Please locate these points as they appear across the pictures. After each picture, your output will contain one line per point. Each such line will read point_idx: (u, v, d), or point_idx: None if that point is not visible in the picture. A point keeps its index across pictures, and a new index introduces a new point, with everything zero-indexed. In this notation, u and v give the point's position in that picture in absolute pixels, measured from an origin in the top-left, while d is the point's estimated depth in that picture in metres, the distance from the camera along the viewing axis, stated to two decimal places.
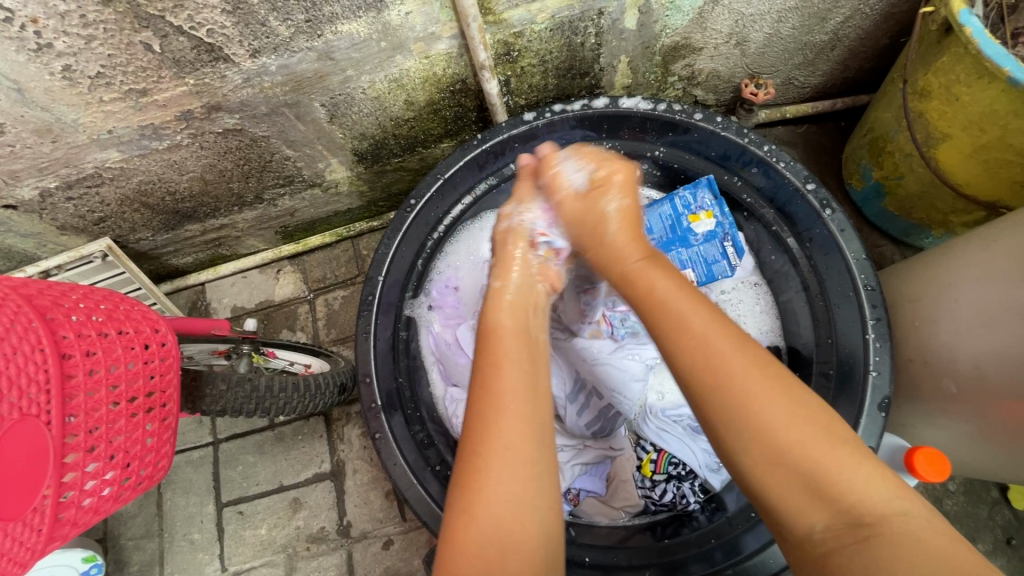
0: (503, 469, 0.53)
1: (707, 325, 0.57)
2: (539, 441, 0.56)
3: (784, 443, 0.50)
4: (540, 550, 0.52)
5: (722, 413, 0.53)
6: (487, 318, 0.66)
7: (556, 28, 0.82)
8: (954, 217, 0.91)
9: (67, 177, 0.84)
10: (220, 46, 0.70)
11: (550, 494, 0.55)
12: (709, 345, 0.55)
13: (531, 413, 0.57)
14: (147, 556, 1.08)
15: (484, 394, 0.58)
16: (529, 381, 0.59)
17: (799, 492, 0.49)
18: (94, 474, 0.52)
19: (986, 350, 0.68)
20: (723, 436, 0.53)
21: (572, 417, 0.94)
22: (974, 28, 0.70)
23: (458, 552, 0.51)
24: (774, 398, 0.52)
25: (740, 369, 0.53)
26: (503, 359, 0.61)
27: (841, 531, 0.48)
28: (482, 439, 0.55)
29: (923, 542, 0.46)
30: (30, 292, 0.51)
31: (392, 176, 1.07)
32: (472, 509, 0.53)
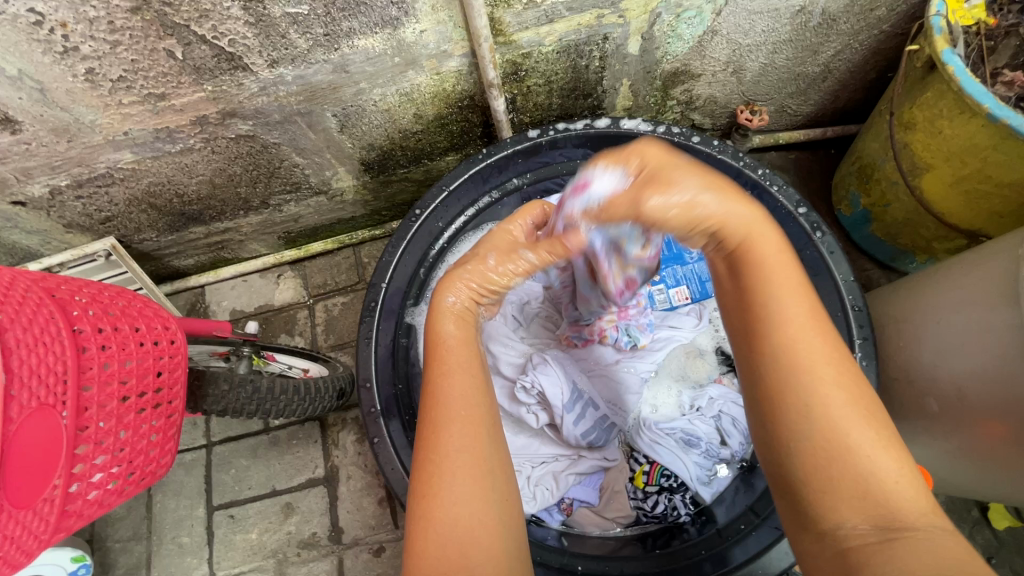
0: (457, 473, 0.54)
1: (793, 304, 0.50)
2: (485, 438, 0.57)
3: (847, 440, 0.47)
4: (501, 542, 0.53)
5: (795, 405, 0.48)
6: (432, 330, 0.64)
7: (563, 51, 0.85)
8: (937, 243, 0.95)
9: (79, 176, 0.86)
10: (240, 55, 0.73)
11: (501, 490, 0.56)
12: (782, 327, 0.50)
13: (477, 415, 0.58)
14: (134, 559, 1.07)
15: (432, 399, 0.58)
16: (474, 386, 0.60)
17: (836, 488, 0.47)
18: (101, 467, 0.53)
19: (967, 370, 0.71)
20: (778, 423, 0.49)
21: (570, 425, 0.91)
22: (956, 67, 0.75)
23: (420, 556, 0.52)
24: (850, 399, 0.48)
25: (815, 360, 0.49)
26: (447, 367, 0.61)
27: (867, 532, 0.45)
28: (433, 444, 0.56)
29: (948, 540, 0.43)
30: (49, 285, 0.53)
31: (397, 187, 1.09)
32: (430, 512, 0.53)
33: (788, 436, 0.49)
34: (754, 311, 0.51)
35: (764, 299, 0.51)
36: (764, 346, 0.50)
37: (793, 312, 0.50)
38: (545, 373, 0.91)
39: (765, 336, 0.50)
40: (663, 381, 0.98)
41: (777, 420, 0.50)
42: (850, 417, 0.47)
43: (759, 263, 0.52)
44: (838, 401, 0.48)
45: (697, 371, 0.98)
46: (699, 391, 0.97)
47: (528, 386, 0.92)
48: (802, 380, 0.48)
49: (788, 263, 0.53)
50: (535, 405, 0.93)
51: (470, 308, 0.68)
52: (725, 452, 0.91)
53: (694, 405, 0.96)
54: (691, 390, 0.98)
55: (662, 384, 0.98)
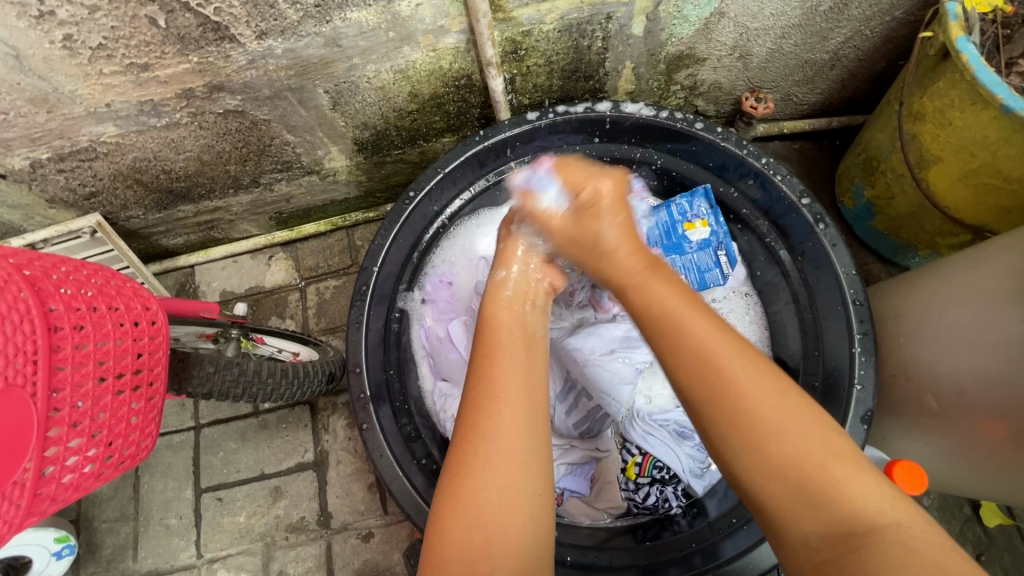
0: (493, 458, 0.54)
1: (713, 333, 0.55)
2: (527, 427, 0.55)
3: (781, 454, 0.49)
4: (528, 532, 0.52)
5: (728, 424, 0.51)
6: (484, 312, 0.66)
7: (565, 29, 0.82)
8: (940, 238, 0.94)
9: (60, 149, 0.83)
10: (226, 25, 0.69)
11: (538, 482, 0.54)
12: (714, 357, 0.54)
13: (522, 403, 0.56)
14: (121, 539, 1.06)
15: (483, 385, 0.58)
16: (527, 374, 0.59)
17: (791, 503, 0.49)
18: (76, 450, 0.51)
19: (968, 368, 0.69)
20: (731, 451, 0.52)
21: (561, 415, 0.96)
22: (971, 55, 0.73)
23: (446, 536, 0.52)
24: (775, 411, 0.51)
25: (746, 379, 0.52)
26: (498, 352, 0.61)
27: (835, 541, 0.46)
28: (476, 430, 0.55)
29: (917, 539, 0.44)
30: (19, 261, 0.50)
31: (392, 168, 1.07)
32: (460, 493, 0.53)
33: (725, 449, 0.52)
34: (692, 347, 0.54)
35: (686, 330, 0.55)
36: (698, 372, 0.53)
37: (711, 341, 0.54)
38: None
39: (700, 365, 0.54)
40: (658, 372, 0.96)
41: (711, 427, 0.53)
42: (785, 424, 0.51)
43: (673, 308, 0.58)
44: (777, 417, 0.51)
45: None
46: None
47: None
48: (730, 405, 0.52)
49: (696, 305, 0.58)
50: None
51: (524, 298, 0.69)
52: None
53: None
54: None
55: (657, 375, 0.96)
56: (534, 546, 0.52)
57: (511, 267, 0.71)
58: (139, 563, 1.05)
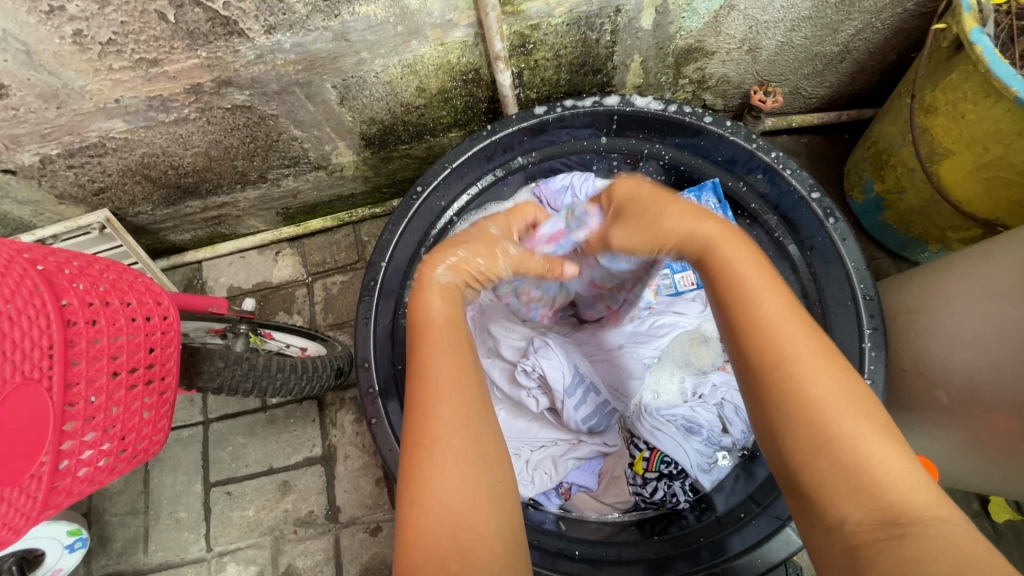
0: (447, 457, 0.53)
1: (779, 306, 0.51)
2: (475, 421, 0.56)
3: (833, 433, 0.46)
4: (495, 530, 0.52)
5: (781, 397, 0.48)
6: (419, 309, 0.63)
7: (573, 23, 0.81)
8: (951, 233, 0.93)
9: (70, 145, 0.83)
10: (235, 20, 0.69)
11: (495, 475, 0.55)
12: (772, 326, 0.50)
13: (467, 398, 0.56)
14: (132, 533, 1.07)
15: (419, 382, 0.57)
16: (464, 366, 0.59)
17: (838, 484, 0.45)
18: (91, 444, 0.52)
19: (980, 363, 0.69)
20: (778, 415, 0.48)
21: (570, 410, 0.90)
22: (985, 47, 0.72)
23: (413, 544, 0.51)
24: (834, 390, 0.48)
25: (806, 355, 0.49)
26: (435, 345, 0.59)
27: (874, 527, 0.43)
28: (422, 427, 0.55)
29: (958, 535, 0.42)
30: (34, 256, 0.50)
31: (398, 163, 1.07)
32: (420, 497, 0.52)
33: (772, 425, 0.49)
34: (750, 313, 0.51)
35: (753, 302, 0.52)
36: (753, 340, 0.51)
37: (768, 310, 0.51)
38: (547, 357, 0.90)
39: (747, 334, 0.51)
40: (666, 367, 0.96)
41: (767, 395, 0.49)
42: (840, 403, 0.47)
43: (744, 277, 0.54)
44: (830, 391, 0.47)
45: (701, 358, 0.96)
46: (703, 378, 0.95)
47: (529, 369, 0.91)
48: (785, 378, 0.48)
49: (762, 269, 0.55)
50: (535, 388, 0.92)
51: (460, 286, 0.66)
52: (727, 440, 0.91)
53: (697, 392, 0.95)
54: (694, 376, 0.96)
55: (665, 370, 0.96)
56: (501, 534, 0.52)
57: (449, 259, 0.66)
58: (150, 556, 1.06)
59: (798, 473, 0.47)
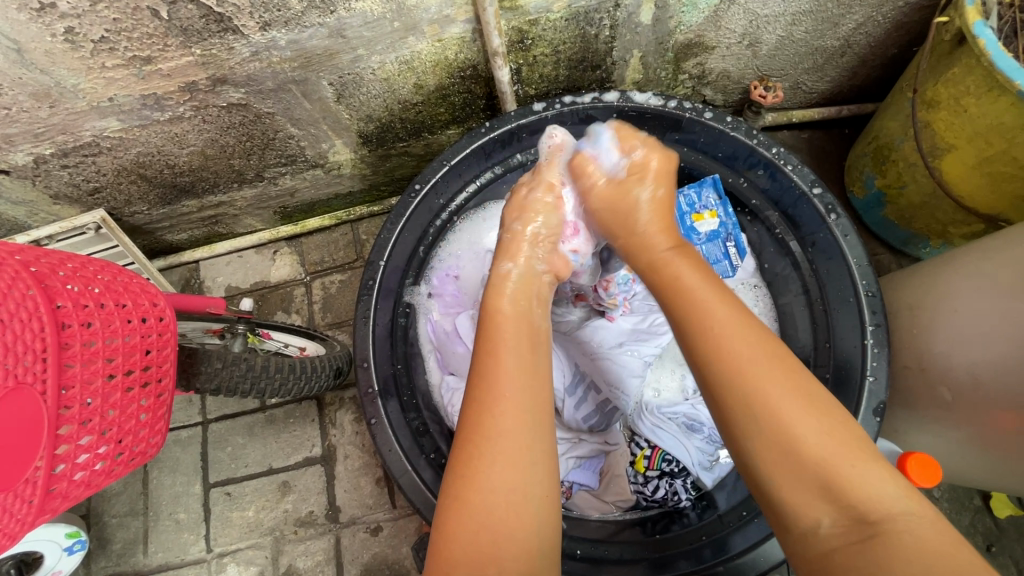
0: (498, 459, 0.53)
1: (728, 320, 0.55)
2: (532, 424, 0.54)
3: (805, 443, 0.48)
4: (535, 540, 0.51)
5: (750, 415, 0.50)
6: (488, 306, 0.64)
7: (572, 18, 0.81)
8: (953, 228, 0.93)
9: (64, 144, 0.82)
10: (229, 16, 0.68)
11: (542, 486, 0.53)
12: (725, 339, 0.53)
13: (526, 401, 0.55)
14: (131, 534, 1.07)
15: (483, 382, 0.56)
16: (528, 372, 0.57)
17: (810, 494, 0.48)
18: (87, 448, 0.51)
19: (983, 360, 0.69)
20: (747, 439, 0.50)
21: (570, 409, 0.94)
22: (988, 41, 0.71)
23: (450, 539, 0.51)
24: (797, 396, 0.50)
25: (767, 365, 0.52)
26: (500, 347, 0.59)
27: (846, 529, 0.46)
28: (479, 427, 0.54)
29: (923, 530, 0.45)
30: (25, 258, 0.50)
31: (397, 161, 1.06)
32: (466, 495, 0.52)
33: (743, 442, 0.51)
34: (704, 332, 0.54)
35: (711, 322, 0.55)
36: (704, 356, 0.54)
37: (734, 337, 0.53)
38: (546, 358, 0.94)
39: (710, 349, 0.53)
40: (666, 364, 0.97)
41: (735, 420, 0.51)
42: (804, 415, 0.49)
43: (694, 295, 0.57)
44: (792, 404, 0.50)
45: None
46: None
47: None
48: (754, 401, 0.50)
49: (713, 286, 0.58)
50: None
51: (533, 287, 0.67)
52: None
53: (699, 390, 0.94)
54: None
55: (666, 368, 0.96)
56: (543, 543, 0.52)
57: (517, 259, 0.68)
58: (150, 557, 1.06)
59: (765, 484, 0.50)
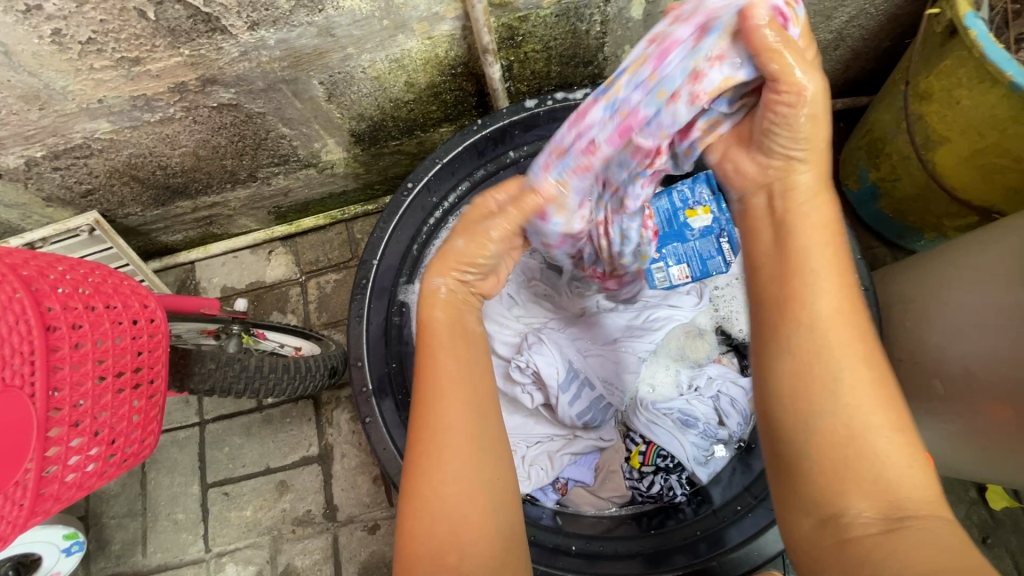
0: (450, 453, 0.54)
1: (830, 297, 0.52)
2: (478, 416, 0.56)
3: (853, 428, 0.48)
4: (493, 525, 0.53)
5: (808, 386, 0.50)
6: (421, 309, 0.63)
7: (562, 14, 0.80)
8: (947, 221, 0.92)
9: (55, 146, 0.82)
10: (217, 16, 0.68)
11: (497, 473, 0.56)
12: (818, 307, 0.52)
13: (470, 393, 0.57)
14: (130, 535, 1.07)
15: (424, 379, 0.57)
16: (468, 366, 0.59)
17: (844, 475, 0.48)
18: (78, 449, 0.51)
19: (976, 352, 0.69)
20: (805, 403, 0.50)
21: (564, 406, 0.90)
22: (979, 32, 0.71)
23: (414, 535, 0.52)
24: (868, 384, 0.50)
25: (851, 342, 0.51)
26: (440, 345, 0.60)
27: (872, 520, 0.46)
28: (427, 425, 0.55)
29: (945, 529, 0.44)
30: (14, 261, 0.50)
31: (390, 160, 1.06)
32: (418, 492, 0.53)
33: (792, 407, 0.51)
34: (797, 296, 0.53)
35: (811, 281, 0.53)
36: (785, 314, 0.53)
37: (830, 306, 0.52)
38: (540, 353, 0.90)
39: (794, 312, 0.53)
40: (661, 361, 0.97)
41: (788, 386, 0.51)
42: (871, 401, 0.49)
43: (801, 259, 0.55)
44: (862, 387, 0.49)
45: (697, 352, 0.96)
46: (698, 371, 0.96)
47: (523, 365, 0.92)
48: (828, 368, 0.50)
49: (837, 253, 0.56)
50: (529, 385, 0.92)
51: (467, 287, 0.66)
52: (723, 433, 0.90)
53: (693, 385, 0.95)
54: (689, 370, 0.96)
55: (660, 364, 0.96)
56: (499, 531, 0.54)
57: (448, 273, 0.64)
58: (149, 557, 1.06)
59: (804, 455, 0.50)
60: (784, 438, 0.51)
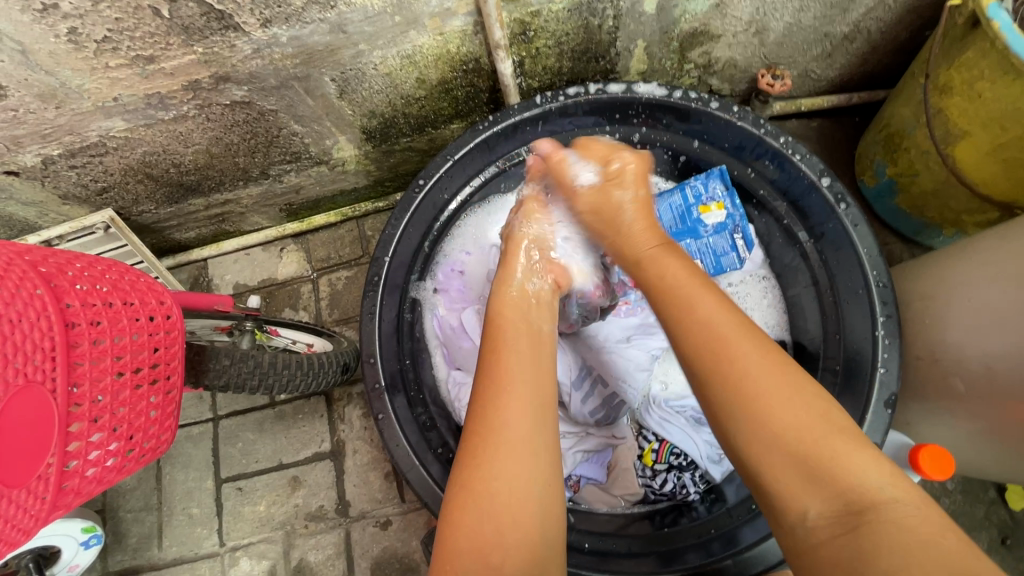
0: (502, 448, 0.54)
1: (724, 317, 0.58)
2: (536, 417, 0.56)
3: (794, 441, 0.50)
4: (540, 532, 0.52)
5: (740, 420, 0.52)
6: (491, 313, 0.67)
7: (575, 9, 0.80)
8: (966, 216, 0.91)
9: (71, 145, 0.83)
10: (230, 13, 0.68)
11: (546, 478, 0.54)
12: (717, 334, 0.56)
13: (529, 396, 0.57)
14: (146, 529, 1.09)
15: (491, 382, 0.58)
16: (534, 372, 0.60)
17: (793, 483, 0.49)
18: (98, 444, 0.52)
19: (997, 350, 0.67)
20: (726, 415, 0.53)
21: (576, 404, 0.94)
22: (1002, 23, 0.69)
23: (456, 529, 0.52)
24: (783, 390, 0.52)
25: (751, 360, 0.54)
26: (503, 348, 0.62)
27: (833, 518, 0.47)
28: (485, 422, 0.56)
29: (915, 516, 0.44)
30: (34, 258, 0.50)
31: (400, 157, 1.06)
32: (472, 484, 0.53)
33: (729, 432, 0.53)
34: (690, 328, 0.58)
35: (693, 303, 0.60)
36: (693, 349, 0.57)
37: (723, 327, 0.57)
38: (552, 352, 0.94)
39: (695, 359, 0.56)
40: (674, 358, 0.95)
41: (722, 415, 0.54)
42: (782, 403, 0.52)
43: (675, 284, 0.63)
44: (769, 391, 0.52)
45: None
46: None
47: None
48: (735, 382, 0.53)
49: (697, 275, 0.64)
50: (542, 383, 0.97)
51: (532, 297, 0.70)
52: None
53: None
54: None
55: (673, 362, 0.95)
56: (545, 540, 0.52)
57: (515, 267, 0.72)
58: (164, 551, 1.08)
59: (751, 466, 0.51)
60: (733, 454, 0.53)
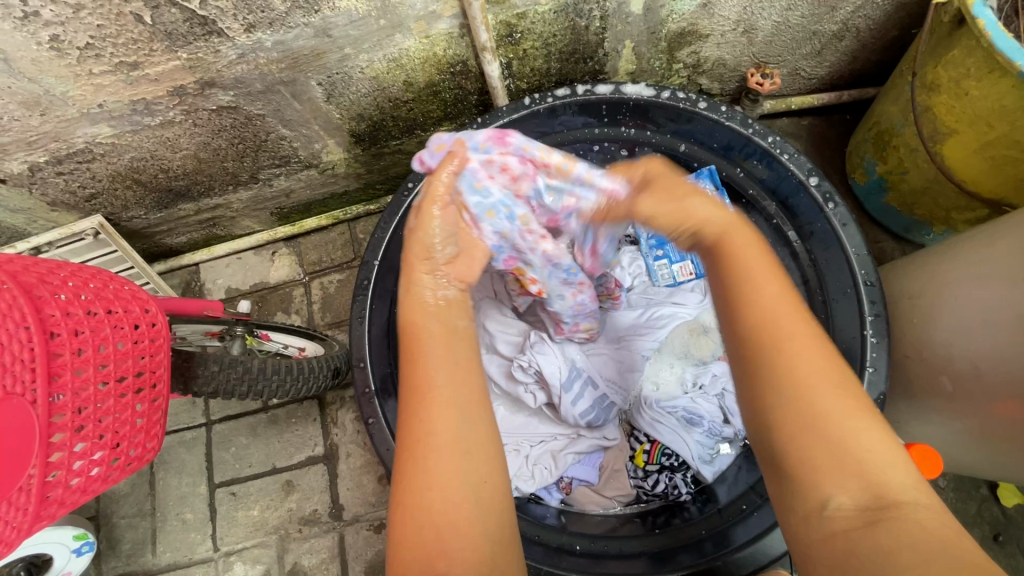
0: (436, 454, 0.52)
1: (772, 291, 0.52)
2: (462, 419, 0.54)
3: (831, 432, 0.47)
4: (483, 533, 0.50)
5: (777, 394, 0.48)
6: (406, 322, 0.62)
7: (561, 10, 0.79)
8: (956, 213, 0.91)
9: (57, 152, 0.83)
10: (213, 19, 0.68)
11: (481, 474, 0.53)
12: (768, 309, 0.51)
13: (450, 397, 0.55)
14: (140, 534, 1.09)
15: (410, 390, 0.56)
16: (454, 371, 0.57)
17: (822, 471, 0.46)
18: (82, 454, 0.52)
19: (985, 349, 0.67)
20: (761, 394, 0.49)
21: (568, 406, 0.90)
22: (987, 21, 0.69)
23: (404, 545, 0.50)
24: (828, 376, 0.48)
25: (795, 345, 0.49)
26: (418, 351, 0.59)
27: (855, 512, 0.45)
28: (412, 431, 0.54)
29: (930, 517, 0.43)
30: (14, 269, 0.50)
31: (391, 159, 1.05)
32: (408, 498, 0.51)
33: (765, 412, 0.49)
34: (744, 299, 0.52)
35: (748, 279, 0.53)
36: (729, 322, 0.52)
37: (773, 302, 0.51)
38: (543, 353, 0.90)
39: (739, 328, 0.51)
40: (665, 359, 0.94)
41: (761, 390, 0.49)
42: (823, 387, 0.48)
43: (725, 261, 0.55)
44: (807, 368, 0.48)
45: (702, 350, 0.93)
46: (702, 369, 0.93)
47: (525, 365, 0.91)
48: (778, 358, 0.49)
49: (763, 249, 0.56)
50: (531, 384, 0.92)
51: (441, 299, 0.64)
52: (729, 431, 0.89)
53: (697, 383, 0.92)
54: (694, 368, 0.94)
55: (665, 362, 0.94)
56: (489, 534, 0.51)
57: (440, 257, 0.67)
58: (158, 557, 1.07)
59: (780, 450, 0.48)
60: (760, 431, 0.50)
